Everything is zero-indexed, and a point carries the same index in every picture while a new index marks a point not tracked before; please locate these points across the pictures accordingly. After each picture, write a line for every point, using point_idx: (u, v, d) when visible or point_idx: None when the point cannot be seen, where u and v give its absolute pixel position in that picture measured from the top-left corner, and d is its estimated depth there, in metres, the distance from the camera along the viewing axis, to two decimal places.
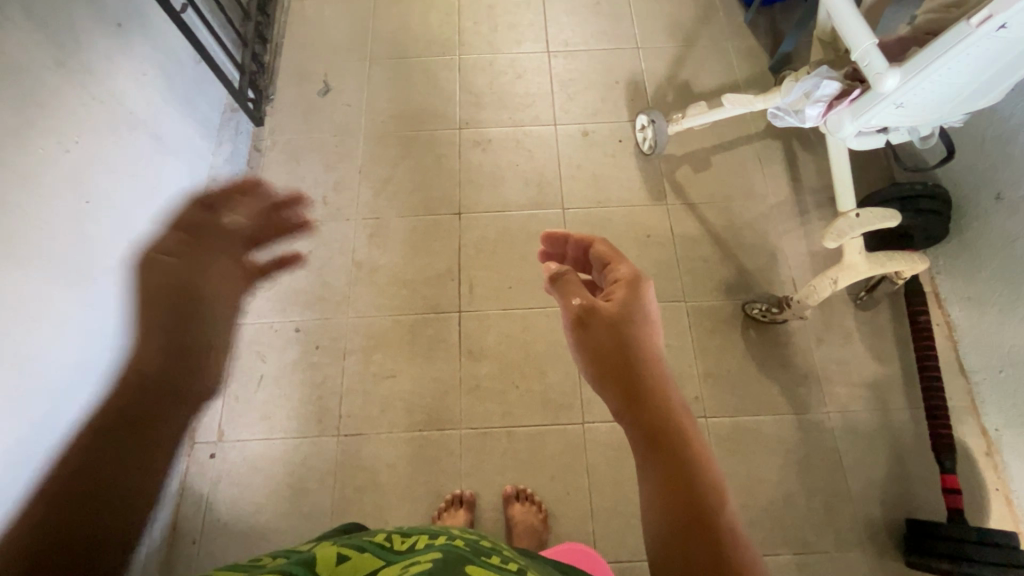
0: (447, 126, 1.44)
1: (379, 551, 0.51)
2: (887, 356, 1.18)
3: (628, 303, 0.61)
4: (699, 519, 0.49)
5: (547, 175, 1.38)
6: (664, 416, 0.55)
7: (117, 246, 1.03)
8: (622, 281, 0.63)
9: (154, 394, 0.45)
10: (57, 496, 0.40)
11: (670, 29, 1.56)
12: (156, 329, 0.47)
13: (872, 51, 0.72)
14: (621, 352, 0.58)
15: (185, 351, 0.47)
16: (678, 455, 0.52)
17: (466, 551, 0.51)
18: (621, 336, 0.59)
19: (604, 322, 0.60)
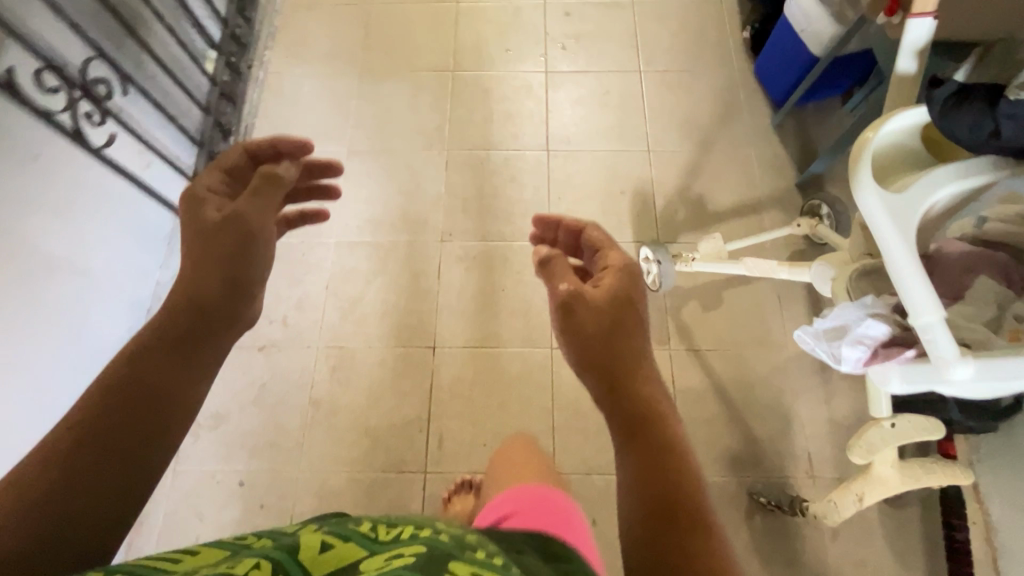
0: (428, 236, 1.28)
1: (363, 538, 0.37)
2: (913, 562, 1.02)
3: (619, 290, 0.56)
4: (688, 525, 0.46)
5: (535, 303, 1.22)
6: (644, 407, 0.52)
7: (19, 419, 0.87)
8: (614, 265, 0.58)
9: (195, 316, 0.48)
10: (99, 405, 0.43)
11: (686, 130, 1.38)
12: (198, 257, 0.50)
13: (939, 326, 0.57)
14: (618, 342, 0.53)
15: (230, 275, 0.51)
16: (658, 449, 0.50)
17: (451, 544, 0.37)
18: (607, 325, 0.54)
19: (592, 305, 0.54)
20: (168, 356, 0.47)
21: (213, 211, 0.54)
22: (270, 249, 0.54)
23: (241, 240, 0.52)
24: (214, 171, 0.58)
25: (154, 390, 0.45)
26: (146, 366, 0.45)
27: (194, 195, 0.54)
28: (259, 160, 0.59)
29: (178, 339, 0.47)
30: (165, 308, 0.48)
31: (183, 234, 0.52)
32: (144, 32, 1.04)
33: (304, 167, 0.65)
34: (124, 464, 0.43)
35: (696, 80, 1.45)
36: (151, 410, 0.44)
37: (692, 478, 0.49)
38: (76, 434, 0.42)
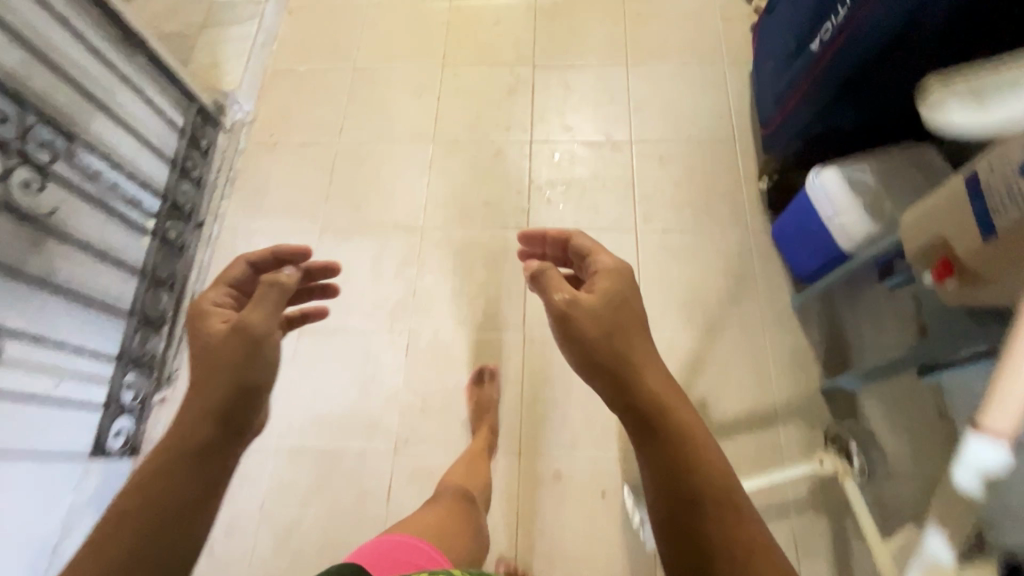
0: (381, 443, 1.11)
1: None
2: None
3: (609, 292, 0.65)
4: (718, 512, 0.50)
5: (497, 540, 1.03)
6: (652, 395, 0.57)
7: None
8: (603, 271, 0.67)
9: (215, 427, 0.54)
10: (129, 530, 0.48)
11: (687, 311, 1.18)
12: (205, 357, 0.58)
13: None
14: (620, 335, 0.62)
15: (235, 371, 0.57)
16: (671, 432, 0.55)
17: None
18: (608, 321, 0.63)
19: (588, 304, 0.64)
20: (193, 467, 0.53)
21: (218, 320, 0.64)
22: (275, 347, 0.61)
23: (249, 341, 0.59)
24: (218, 286, 0.70)
25: (181, 474, 0.52)
26: (171, 483, 0.51)
27: (200, 309, 0.65)
28: (263, 271, 0.73)
29: (198, 447, 0.53)
30: (190, 414, 0.55)
31: (196, 343, 0.61)
32: (53, 232, 0.92)
33: (312, 274, 0.78)
34: (161, 533, 0.49)
35: (702, 245, 1.24)
36: (164, 526, 0.49)
37: (710, 442, 0.54)
38: (139, 515, 0.49)
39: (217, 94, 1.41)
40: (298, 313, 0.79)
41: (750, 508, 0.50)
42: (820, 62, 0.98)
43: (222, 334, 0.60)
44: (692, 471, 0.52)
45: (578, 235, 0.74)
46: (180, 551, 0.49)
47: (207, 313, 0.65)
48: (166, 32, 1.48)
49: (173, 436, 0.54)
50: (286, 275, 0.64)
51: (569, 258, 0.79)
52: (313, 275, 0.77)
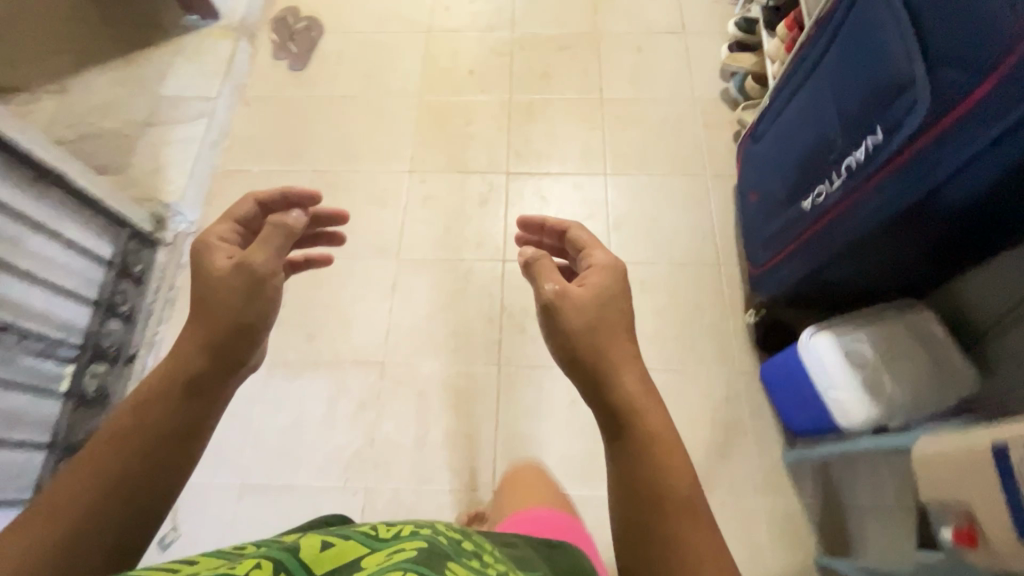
0: None
1: (365, 537, 0.39)
2: None
3: (601, 288, 0.66)
4: (655, 510, 0.54)
5: None
6: (628, 399, 0.58)
7: None
8: (598, 264, 0.69)
9: (207, 363, 0.57)
10: (127, 461, 0.51)
11: None
12: (206, 295, 0.60)
13: None
14: (606, 335, 0.63)
15: (231, 318, 0.60)
16: (642, 430, 0.57)
17: (449, 545, 0.40)
18: (591, 317, 0.64)
19: (576, 300, 0.65)
20: (182, 401, 0.56)
21: (224, 257, 0.64)
22: (276, 288, 0.64)
23: (244, 290, 0.61)
24: (226, 221, 0.69)
25: (166, 422, 0.54)
26: (149, 412, 0.54)
27: (206, 242, 0.65)
28: (271, 210, 0.72)
29: (186, 383, 0.56)
30: (178, 356, 0.57)
31: (198, 284, 0.61)
32: None
33: (319, 218, 0.78)
34: (147, 467, 0.52)
35: (689, 386, 1.15)
36: (152, 478, 0.52)
37: (677, 448, 0.57)
38: (95, 474, 0.50)
39: (156, 205, 1.26)
40: (300, 257, 0.82)
41: (696, 498, 0.55)
42: (806, 233, 0.93)
43: (217, 282, 0.61)
44: (659, 493, 0.55)
45: (573, 228, 0.74)
46: (145, 507, 0.51)
47: (211, 249, 0.65)
48: (102, 129, 1.34)
49: (164, 372, 0.56)
50: (293, 223, 0.66)
51: (564, 246, 0.78)
52: (321, 219, 0.78)
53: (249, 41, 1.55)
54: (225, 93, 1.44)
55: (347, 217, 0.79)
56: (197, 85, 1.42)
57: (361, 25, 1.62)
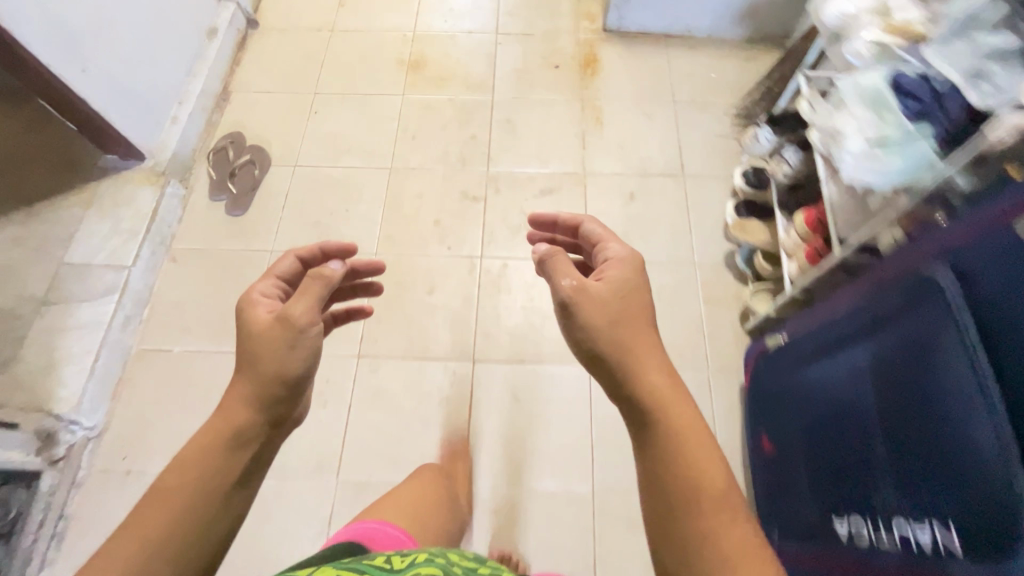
0: None
1: (380, 570, 0.54)
2: None
3: (620, 280, 0.64)
4: (700, 499, 0.53)
5: None
6: (655, 395, 0.58)
7: None
8: (617, 258, 0.67)
9: (271, 406, 0.60)
10: (191, 497, 0.55)
11: None
12: (255, 358, 0.61)
13: None
14: (633, 328, 0.62)
15: (275, 368, 0.61)
16: (672, 424, 0.56)
17: (455, 574, 0.55)
18: (616, 310, 0.63)
19: (590, 294, 0.63)
20: (225, 452, 0.57)
21: (265, 310, 0.65)
22: (313, 339, 0.63)
23: (292, 330, 0.62)
24: (268, 278, 0.70)
25: (216, 462, 0.57)
26: (206, 460, 0.56)
27: (249, 297, 0.67)
28: (310, 263, 0.73)
29: (235, 434, 0.58)
30: (241, 406, 0.60)
31: (243, 333, 0.63)
32: None
33: (357, 270, 0.82)
34: (200, 508, 0.54)
35: None
36: (220, 499, 0.56)
37: (715, 449, 0.56)
38: (170, 502, 0.54)
39: (43, 417, 1.04)
40: (342, 310, 0.85)
41: (738, 502, 0.53)
42: (823, 557, 0.73)
43: (276, 326, 0.62)
44: (687, 480, 0.54)
45: (588, 221, 0.74)
46: (202, 546, 0.54)
47: (253, 303, 0.66)
48: None
49: (220, 423, 0.59)
50: (332, 273, 0.65)
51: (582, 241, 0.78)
52: (357, 272, 0.82)
53: (180, 181, 1.35)
54: (144, 255, 1.22)
55: (384, 266, 0.82)
56: (110, 249, 1.19)
57: (315, 158, 1.42)
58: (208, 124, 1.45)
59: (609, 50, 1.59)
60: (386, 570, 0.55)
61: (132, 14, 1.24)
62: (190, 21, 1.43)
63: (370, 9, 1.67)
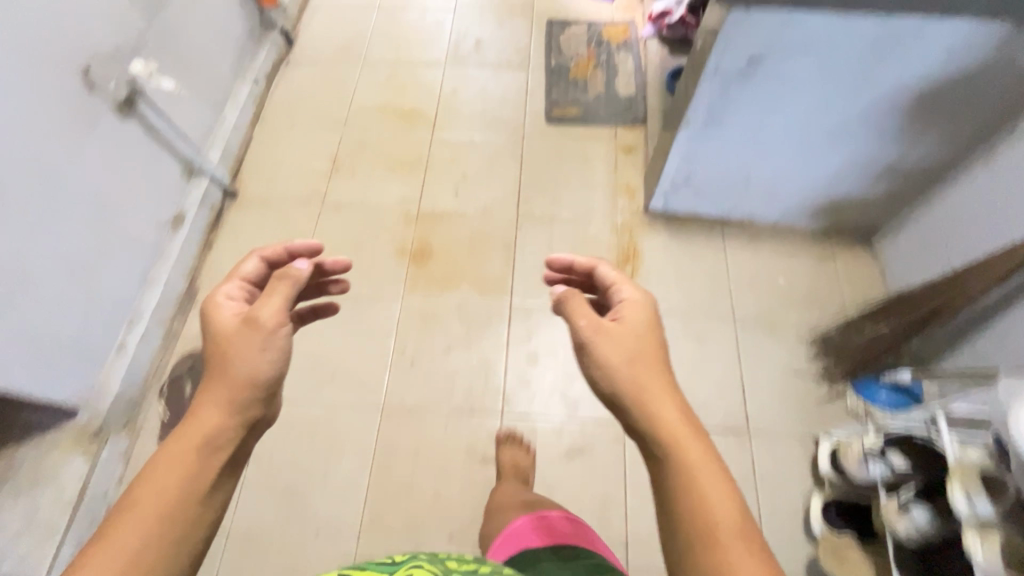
0: None
1: (380, 565, 0.48)
2: None
3: (636, 326, 0.66)
4: (711, 543, 0.52)
5: None
6: (663, 427, 0.58)
7: None
8: (629, 302, 0.69)
9: (241, 425, 0.61)
10: (148, 527, 0.53)
11: None
12: (234, 359, 0.63)
13: None
14: (641, 375, 0.62)
15: (247, 374, 0.62)
16: (683, 471, 0.56)
17: (456, 571, 0.48)
18: (630, 350, 0.63)
19: (613, 337, 0.65)
20: (195, 458, 0.57)
21: (231, 314, 0.68)
22: (281, 340, 0.65)
23: (262, 331, 0.65)
24: (234, 280, 0.74)
25: (194, 467, 0.57)
26: (173, 468, 0.56)
27: (213, 300, 0.69)
28: (277, 266, 0.77)
29: (210, 439, 0.58)
30: (216, 409, 0.60)
31: (211, 332, 0.66)
32: None
33: (323, 269, 0.82)
34: (192, 503, 0.55)
35: None
36: (184, 514, 0.55)
37: (724, 479, 0.56)
38: (150, 501, 0.54)
39: None
40: (308, 310, 0.82)
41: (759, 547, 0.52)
42: None
43: (252, 327, 0.65)
44: (701, 521, 0.53)
45: (603, 266, 0.75)
46: (189, 547, 0.55)
47: (220, 305, 0.69)
48: None
49: (188, 434, 0.58)
50: (298, 272, 0.69)
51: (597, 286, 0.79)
52: (324, 268, 0.81)
53: (125, 430, 1.10)
54: (62, 558, 0.96)
55: (349, 266, 0.80)
56: (19, 556, 0.93)
57: (292, 391, 1.16)
58: (167, 337, 1.21)
59: (652, 239, 1.31)
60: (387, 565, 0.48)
61: (64, 252, 0.99)
62: (147, 221, 1.19)
63: (367, 175, 1.42)
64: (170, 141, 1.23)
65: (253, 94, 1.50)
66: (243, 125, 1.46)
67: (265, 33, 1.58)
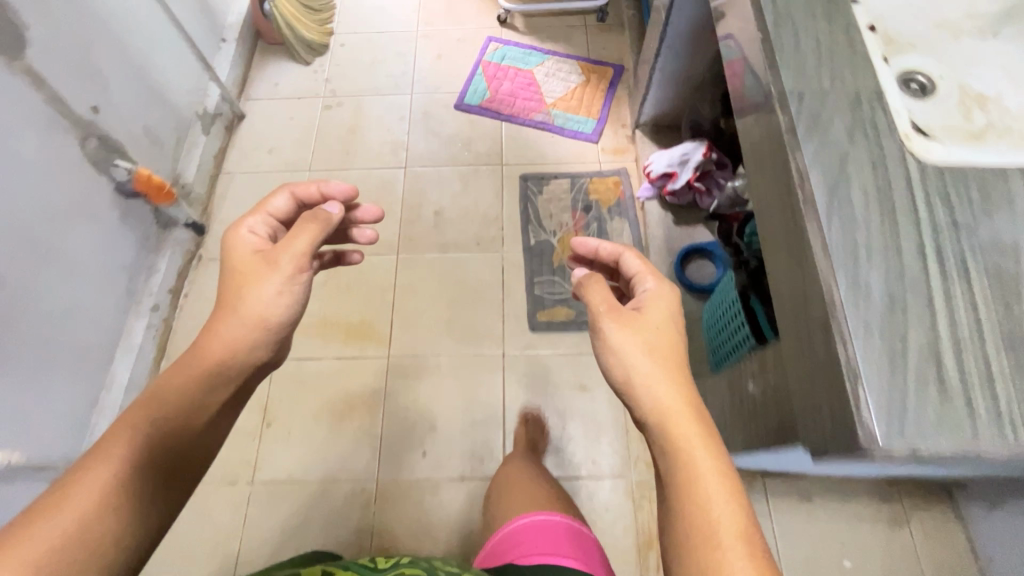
0: None
1: (360, 567, 0.54)
2: None
3: (662, 318, 0.63)
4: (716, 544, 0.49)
5: None
6: (661, 410, 0.56)
7: None
8: (653, 293, 0.66)
9: (238, 380, 0.58)
10: (148, 444, 0.49)
11: None
12: (245, 310, 0.59)
13: None
14: (657, 364, 0.59)
15: (245, 332, 0.58)
16: (675, 440, 0.54)
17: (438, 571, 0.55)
18: (650, 340, 0.61)
19: (633, 327, 0.62)
20: (188, 399, 0.54)
21: (252, 239, 0.67)
22: (285, 305, 0.60)
23: (278, 270, 0.61)
24: (261, 214, 0.70)
25: (182, 415, 0.53)
26: (160, 404, 0.52)
27: (238, 230, 0.66)
28: (309, 203, 0.74)
29: (200, 385, 0.55)
30: (222, 346, 0.57)
31: (228, 254, 0.65)
32: None
33: (353, 208, 0.80)
34: (169, 446, 0.51)
35: None
36: (172, 454, 0.51)
37: (713, 449, 0.54)
38: (143, 425, 0.50)
39: None
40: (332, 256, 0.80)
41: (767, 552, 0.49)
42: None
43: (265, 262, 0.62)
44: (700, 520, 0.50)
45: (631, 254, 0.71)
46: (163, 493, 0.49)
47: (245, 237, 0.66)
48: None
49: (185, 371, 0.55)
50: (328, 216, 0.64)
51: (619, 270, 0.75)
52: (353, 213, 0.80)
53: None
54: None
55: (378, 215, 0.80)
56: None
57: None
58: None
59: None
60: (367, 568, 0.55)
61: None
62: None
63: (309, 433, 1.12)
64: (29, 471, 0.90)
65: (154, 327, 1.18)
66: (142, 375, 1.15)
67: (165, 233, 1.24)
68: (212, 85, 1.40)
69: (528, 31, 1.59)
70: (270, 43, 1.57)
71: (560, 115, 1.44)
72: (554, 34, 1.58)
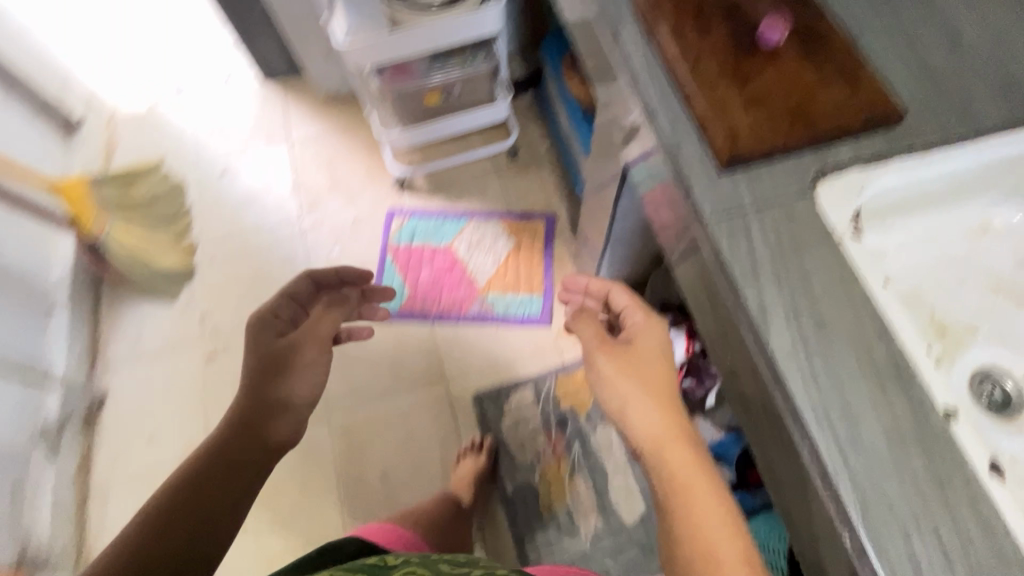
0: None
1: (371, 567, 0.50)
2: None
3: (655, 352, 0.67)
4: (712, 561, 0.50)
5: None
6: (653, 435, 0.59)
7: None
8: (643, 326, 0.70)
9: (270, 449, 0.58)
10: (188, 488, 0.53)
11: None
12: (285, 359, 0.65)
13: None
14: (648, 394, 0.62)
15: (287, 365, 0.65)
16: (674, 467, 0.56)
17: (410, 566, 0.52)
18: (641, 373, 0.64)
19: (625, 360, 0.65)
20: (235, 470, 0.55)
21: (275, 334, 0.68)
22: (313, 383, 0.65)
23: (319, 354, 0.68)
24: (280, 297, 0.73)
25: (235, 458, 0.56)
26: (212, 473, 0.54)
27: (261, 314, 0.68)
28: (326, 289, 0.80)
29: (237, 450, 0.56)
30: (257, 394, 0.61)
31: (250, 350, 0.65)
32: None
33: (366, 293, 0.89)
34: (230, 478, 0.54)
35: None
36: (196, 532, 0.51)
37: (713, 481, 0.56)
38: (201, 459, 0.55)
39: None
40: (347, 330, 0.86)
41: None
42: None
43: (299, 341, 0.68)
44: (700, 538, 0.52)
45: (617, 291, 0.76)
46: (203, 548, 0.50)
47: (264, 324, 0.68)
48: None
49: (231, 417, 0.59)
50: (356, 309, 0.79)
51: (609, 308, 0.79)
52: (370, 295, 0.89)
53: None
54: None
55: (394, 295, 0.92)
56: None
57: None
58: None
59: None
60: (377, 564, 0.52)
61: None
62: None
63: None
64: None
65: None
66: None
67: None
68: (52, 390, 1.08)
69: (434, 191, 1.33)
70: (118, 282, 1.25)
71: (500, 300, 1.20)
72: (465, 189, 1.33)
